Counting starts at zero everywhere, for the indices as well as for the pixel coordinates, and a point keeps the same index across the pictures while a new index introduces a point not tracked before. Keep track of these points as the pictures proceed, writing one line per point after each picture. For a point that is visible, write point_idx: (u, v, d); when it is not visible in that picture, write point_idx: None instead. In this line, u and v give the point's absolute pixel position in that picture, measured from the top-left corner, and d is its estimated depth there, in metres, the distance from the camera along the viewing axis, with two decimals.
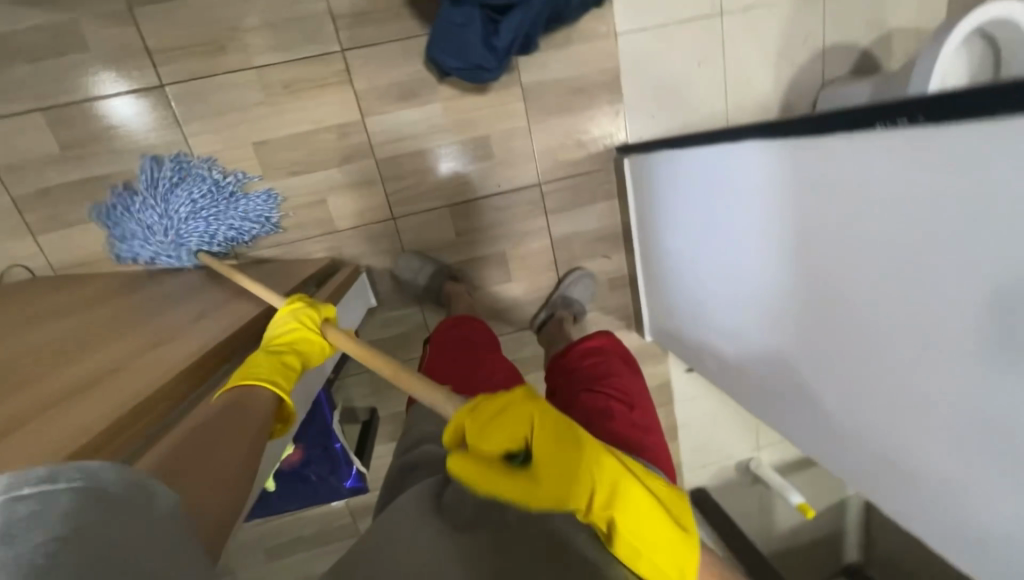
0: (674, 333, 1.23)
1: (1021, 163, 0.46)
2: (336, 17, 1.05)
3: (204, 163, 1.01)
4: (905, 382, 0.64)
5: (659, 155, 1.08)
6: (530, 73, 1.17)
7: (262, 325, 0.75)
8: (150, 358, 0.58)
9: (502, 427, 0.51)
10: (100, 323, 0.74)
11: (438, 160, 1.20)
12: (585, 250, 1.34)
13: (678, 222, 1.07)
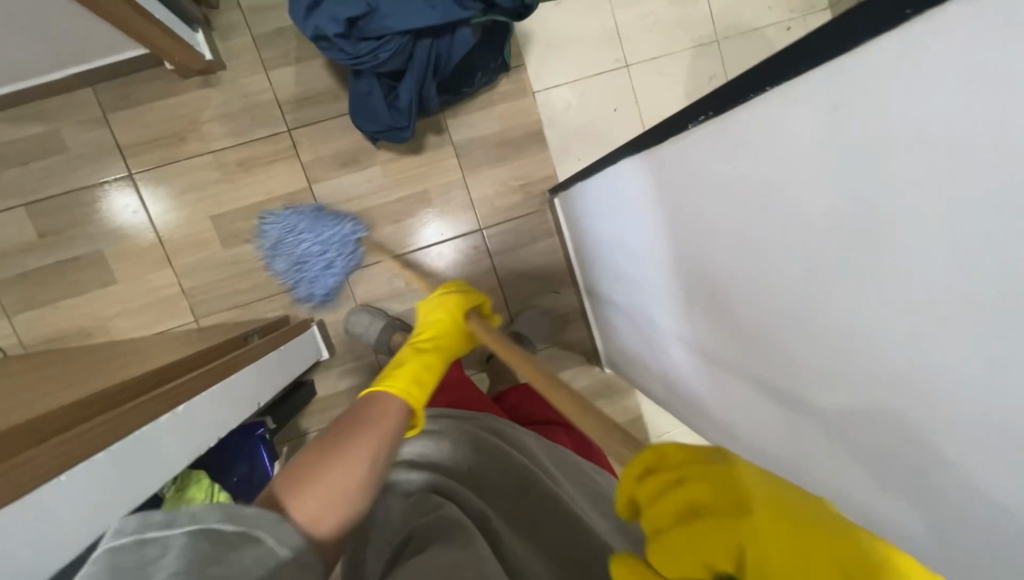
0: (630, 364, 1.19)
1: (776, 135, 0.48)
2: (282, 103, 1.21)
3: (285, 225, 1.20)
4: (761, 380, 0.62)
5: (580, 188, 1.17)
6: (460, 132, 1.30)
7: (177, 364, 0.75)
8: (49, 390, 0.58)
9: (691, 542, 0.41)
10: (35, 381, 0.78)
11: (383, 216, 1.29)
12: (533, 287, 1.39)
13: (606, 247, 1.11)
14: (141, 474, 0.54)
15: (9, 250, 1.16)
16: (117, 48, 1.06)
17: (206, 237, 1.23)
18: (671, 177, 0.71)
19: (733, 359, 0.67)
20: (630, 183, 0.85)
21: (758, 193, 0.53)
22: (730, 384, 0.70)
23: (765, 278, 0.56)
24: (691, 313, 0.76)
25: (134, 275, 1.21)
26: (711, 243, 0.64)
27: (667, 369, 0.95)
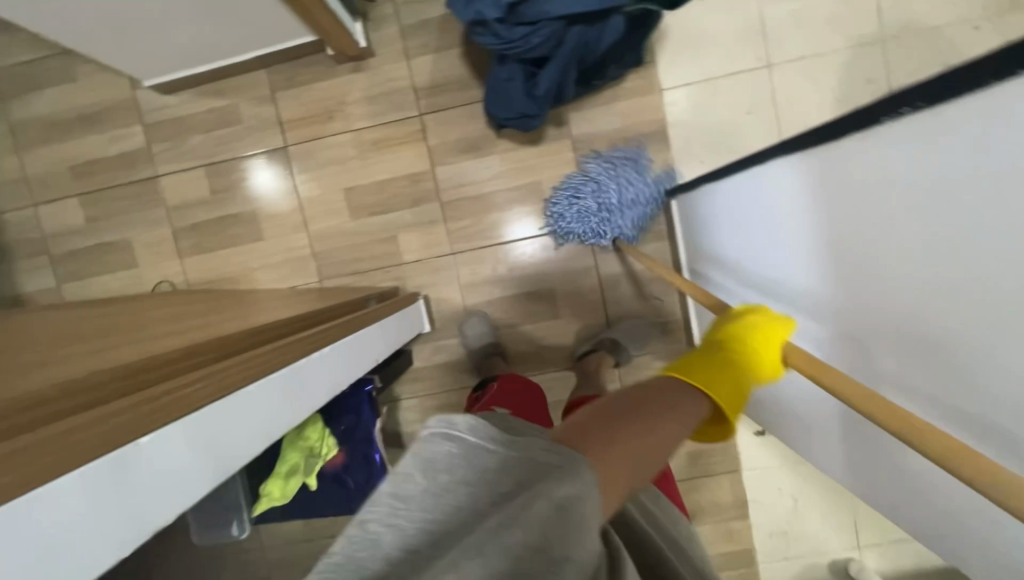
0: None
1: (985, 141, 0.41)
2: (419, 90, 1.30)
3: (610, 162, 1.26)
4: (947, 411, 0.54)
5: (705, 189, 1.12)
6: (580, 126, 1.30)
7: (285, 324, 0.73)
8: (159, 340, 0.55)
9: None
10: (194, 313, 0.89)
11: (495, 203, 1.33)
12: (635, 291, 1.34)
13: (733, 256, 1.02)
14: (287, 405, 0.60)
15: (188, 203, 1.37)
16: (291, 34, 1.20)
17: (339, 208, 1.35)
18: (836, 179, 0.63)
19: (917, 392, 0.58)
20: (779, 184, 0.77)
21: (965, 206, 0.45)
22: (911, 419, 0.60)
23: (985, 304, 0.46)
24: (855, 333, 0.67)
25: (277, 235, 1.37)
26: (890, 257, 0.56)
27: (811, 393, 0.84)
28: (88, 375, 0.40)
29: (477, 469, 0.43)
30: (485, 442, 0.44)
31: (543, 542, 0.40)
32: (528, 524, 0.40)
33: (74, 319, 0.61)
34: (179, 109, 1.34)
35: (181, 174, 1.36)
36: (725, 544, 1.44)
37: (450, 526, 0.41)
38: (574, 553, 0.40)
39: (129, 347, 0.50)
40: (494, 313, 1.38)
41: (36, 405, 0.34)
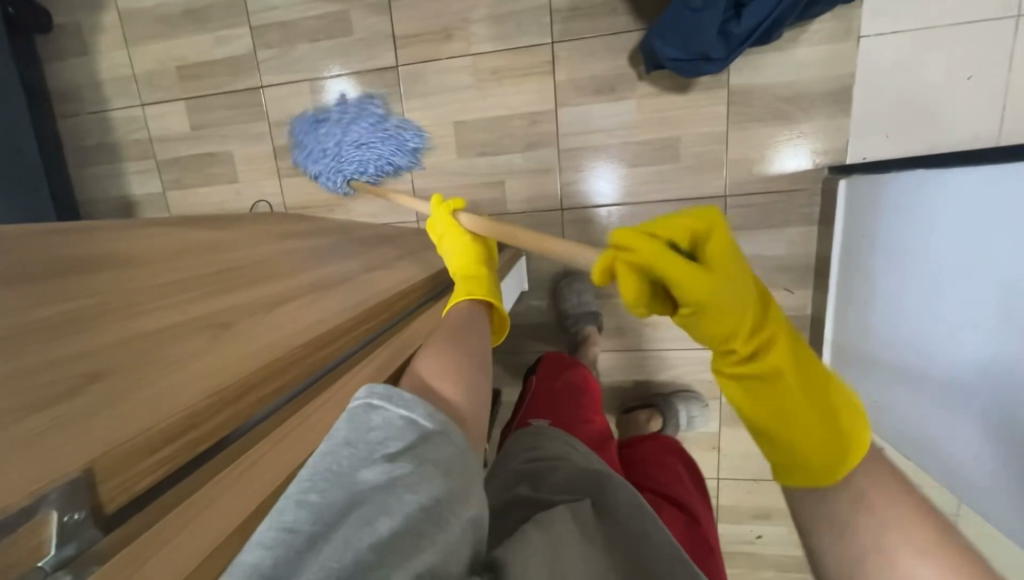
0: (866, 392, 1.01)
1: None
2: (554, 11, 1.10)
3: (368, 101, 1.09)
4: None
5: (898, 178, 0.92)
6: (741, 75, 1.08)
7: (417, 295, 0.63)
8: (299, 307, 0.49)
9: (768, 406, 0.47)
10: (318, 247, 0.83)
11: (619, 157, 1.17)
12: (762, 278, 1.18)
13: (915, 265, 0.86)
14: None
15: (290, 119, 1.29)
16: None
17: (445, 143, 1.23)
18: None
19: None
20: None
21: None
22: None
23: None
24: None
25: None
26: None
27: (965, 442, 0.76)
28: (200, 384, 0.33)
29: (364, 430, 0.39)
30: (371, 401, 0.40)
31: (432, 499, 0.36)
32: (426, 477, 0.37)
33: (207, 268, 0.56)
34: (288, 12, 1.22)
35: (285, 87, 1.27)
36: (796, 548, 1.38)
37: (329, 505, 0.34)
38: (461, 510, 0.37)
39: (282, 310, 0.47)
40: (596, 279, 1.26)
41: (191, 426, 0.31)
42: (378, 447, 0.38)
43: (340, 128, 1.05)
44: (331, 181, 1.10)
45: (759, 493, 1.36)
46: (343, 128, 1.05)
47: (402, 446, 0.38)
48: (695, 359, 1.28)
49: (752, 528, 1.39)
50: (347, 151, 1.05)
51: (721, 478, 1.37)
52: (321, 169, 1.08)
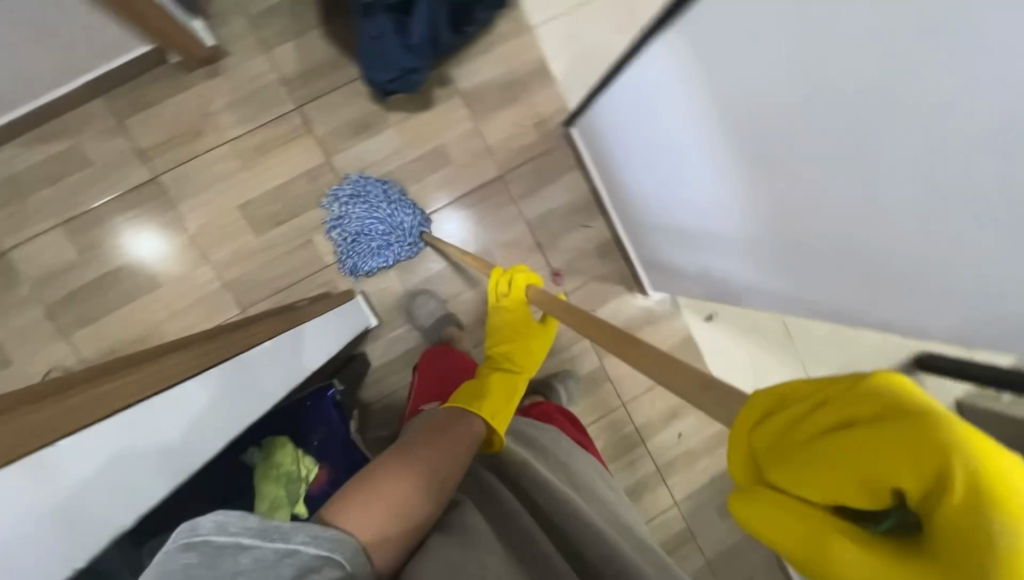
0: (667, 269, 1.24)
1: None
2: (288, 80, 1.21)
3: (356, 177, 1.25)
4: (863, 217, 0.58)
5: (590, 111, 1.19)
6: (465, 81, 1.30)
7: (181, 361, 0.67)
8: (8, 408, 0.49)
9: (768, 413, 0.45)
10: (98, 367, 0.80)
11: (405, 178, 1.30)
12: (564, 224, 1.39)
13: (631, 162, 1.11)
14: None
15: (54, 272, 1.17)
16: (121, 44, 1.06)
17: (240, 226, 1.24)
18: (731, 24, 0.63)
19: (829, 205, 0.62)
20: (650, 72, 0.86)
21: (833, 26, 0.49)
22: (864, 258, 0.63)
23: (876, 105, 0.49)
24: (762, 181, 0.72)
25: (178, 276, 1.22)
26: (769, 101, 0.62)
27: (754, 274, 0.89)
28: None
29: (231, 572, 0.50)
30: (237, 541, 0.51)
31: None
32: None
33: None
34: (7, 166, 1.14)
35: (34, 241, 1.16)
36: (710, 427, 1.56)
37: None
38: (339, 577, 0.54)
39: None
40: (439, 286, 1.35)
41: None
42: (252, 576, 0.50)
43: (357, 204, 1.24)
44: (362, 262, 1.27)
45: (660, 397, 1.53)
46: (361, 205, 1.24)
47: (280, 567, 0.51)
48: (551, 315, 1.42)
49: (671, 430, 1.55)
50: (358, 221, 1.25)
51: (627, 402, 1.51)
52: (345, 247, 1.26)
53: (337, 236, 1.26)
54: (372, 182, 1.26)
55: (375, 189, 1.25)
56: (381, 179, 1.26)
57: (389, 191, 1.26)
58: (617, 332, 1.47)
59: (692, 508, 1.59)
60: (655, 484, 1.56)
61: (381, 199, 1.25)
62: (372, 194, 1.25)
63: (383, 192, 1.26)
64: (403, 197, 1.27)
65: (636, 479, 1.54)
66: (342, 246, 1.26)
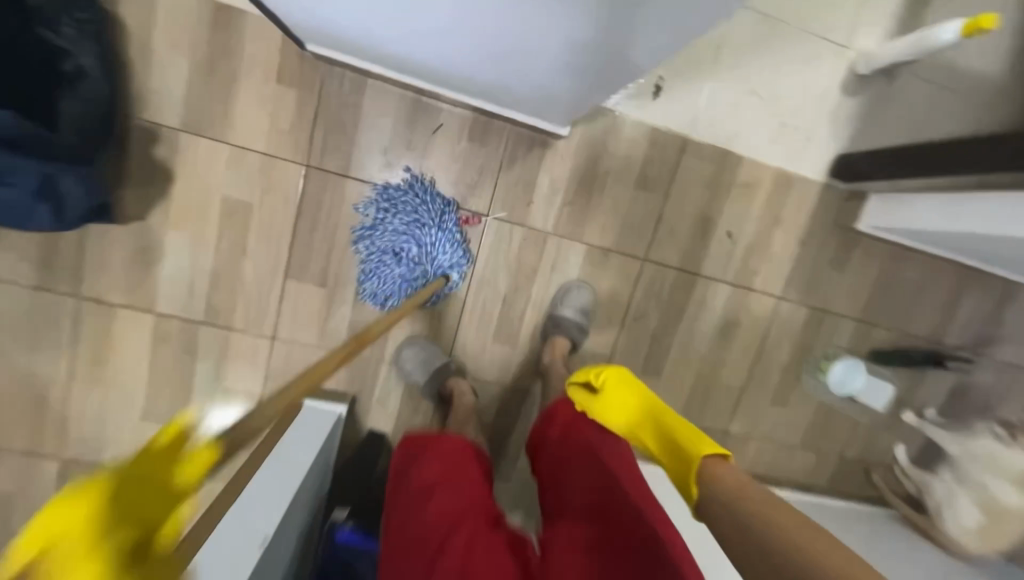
0: (546, 95, 0.86)
1: None
2: (42, 282, 0.99)
3: (406, 183, 1.04)
4: None
5: (283, 17, 0.82)
6: (171, 111, 0.95)
7: None
8: None
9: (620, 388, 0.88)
10: None
11: (231, 261, 1.03)
12: (416, 150, 1.05)
13: (365, 28, 0.73)
14: None
15: None
16: None
17: None
18: None
19: None
20: None
21: None
22: None
23: None
24: None
25: None
26: None
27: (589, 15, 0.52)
28: None
29: None
30: None
31: None
32: None
33: None
34: None
35: None
36: (753, 197, 1.20)
37: None
38: None
39: None
40: (367, 323, 1.10)
41: None
42: None
43: (396, 211, 1.03)
44: (396, 289, 1.06)
45: (676, 218, 1.18)
46: (397, 215, 1.03)
47: None
48: (496, 246, 1.12)
49: (717, 238, 1.21)
50: (393, 235, 1.03)
51: (646, 255, 1.19)
52: (371, 263, 1.05)
53: (367, 262, 1.05)
54: (421, 192, 1.04)
55: (420, 198, 1.04)
56: (426, 185, 1.05)
57: (439, 207, 1.05)
58: (573, 202, 1.13)
59: (801, 287, 1.29)
60: (743, 299, 1.26)
61: (422, 215, 1.04)
62: (412, 203, 1.04)
63: (434, 206, 1.05)
64: (440, 207, 1.05)
65: (721, 311, 1.26)
66: (366, 265, 1.05)
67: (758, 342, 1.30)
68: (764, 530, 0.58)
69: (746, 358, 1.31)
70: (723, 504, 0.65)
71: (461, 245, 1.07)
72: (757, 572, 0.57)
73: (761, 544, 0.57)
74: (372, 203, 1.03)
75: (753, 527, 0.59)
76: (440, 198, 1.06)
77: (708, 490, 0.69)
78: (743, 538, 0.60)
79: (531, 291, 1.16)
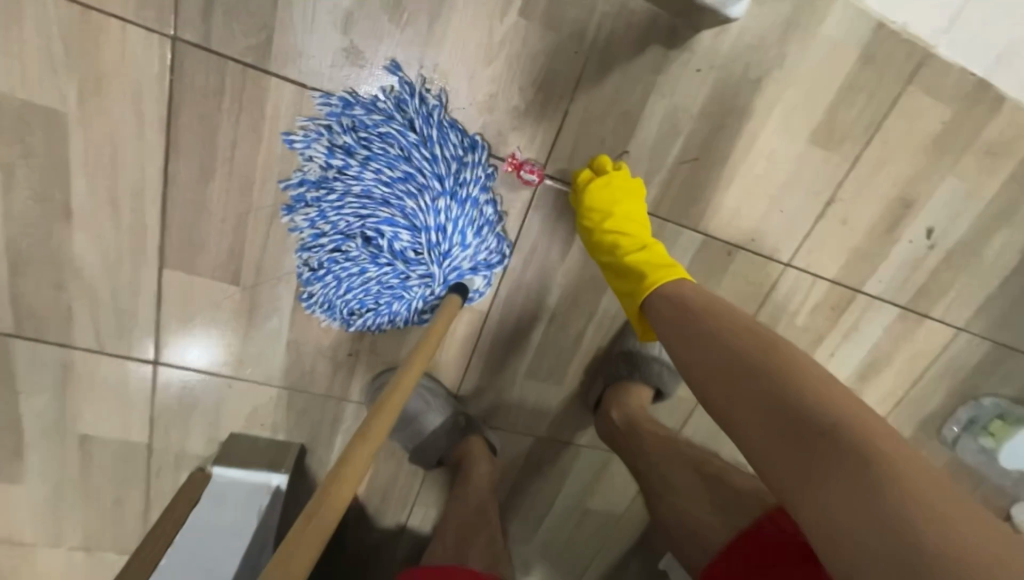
0: None
1: None
2: None
3: (394, 100, 0.52)
4: None
5: None
6: None
7: None
8: None
9: (613, 196, 0.56)
10: None
11: (47, 233, 0.53)
12: (410, 24, 0.51)
13: None
14: None
15: None
16: None
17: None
18: None
19: None
20: None
21: None
22: None
23: None
24: None
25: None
26: None
27: None
28: None
29: None
30: None
31: None
32: None
33: None
34: None
35: None
36: (990, 173, 0.70)
37: None
38: None
39: None
40: (324, 345, 0.65)
41: None
42: None
43: (369, 156, 0.52)
44: (370, 302, 0.60)
45: (857, 202, 0.69)
46: (367, 165, 0.52)
47: None
48: (551, 231, 0.63)
49: (907, 236, 0.73)
50: (364, 207, 0.53)
51: (794, 258, 0.71)
52: (325, 256, 0.56)
53: (318, 252, 0.56)
54: (421, 119, 0.52)
55: (422, 135, 0.52)
56: (431, 107, 0.53)
57: (455, 153, 0.54)
58: (698, 159, 0.62)
59: (999, 316, 0.84)
60: (911, 331, 0.82)
61: (422, 168, 0.53)
62: (404, 139, 0.52)
63: (448, 151, 0.53)
64: (454, 155, 0.54)
65: (873, 344, 0.82)
66: (313, 257, 0.57)
67: (908, 388, 0.89)
68: (752, 369, 0.45)
69: (882, 407, 0.90)
70: (700, 335, 0.50)
71: (491, 231, 0.59)
72: (728, 398, 0.46)
73: (745, 386, 0.45)
74: (320, 141, 0.52)
75: (731, 369, 0.47)
76: (458, 134, 0.54)
77: (666, 301, 0.54)
78: (714, 374, 0.48)
79: (597, 306, 0.70)
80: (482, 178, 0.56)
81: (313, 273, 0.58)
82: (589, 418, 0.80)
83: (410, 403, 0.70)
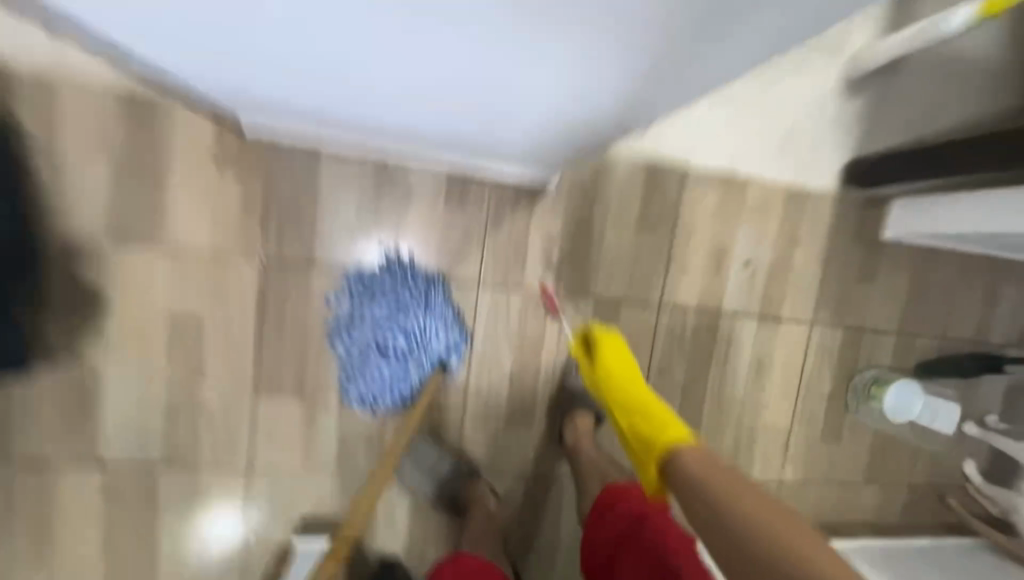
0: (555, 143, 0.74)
1: None
2: None
3: (386, 263, 0.92)
4: None
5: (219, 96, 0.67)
6: (98, 230, 0.83)
7: None
8: None
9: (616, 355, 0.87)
10: None
11: (186, 388, 0.88)
12: (386, 225, 0.92)
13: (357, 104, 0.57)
14: None
15: None
16: None
17: None
18: None
19: None
20: None
21: None
22: None
23: None
24: None
25: None
26: None
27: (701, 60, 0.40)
28: None
29: None
30: None
31: None
32: None
33: None
34: None
35: None
36: (764, 221, 1.10)
37: None
38: None
39: None
40: (360, 429, 0.95)
41: None
42: None
43: (376, 296, 0.91)
44: (387, 388, 0.93)
45: (687, 257, 1.07)
46: (376, 302, 0.90)
47: None
48: (494, 319, 0.98)
49: (733, 269, 1.09)
50: (376, 326, 0.91)
51: (661, 300, 1.07)
52: (355, 363, 0.91)
53: (351, 359, 0.91)
54: (403, 270, 0.93)
55: (404, 279, 0.92)
56: (407, 262, 0.93)
57: (425, 284, 0.93)
58: (571, 256, 1.01)
59: (833, 307, 1.16)
60: (773, 332, 1.14)
61: (407, 297, 0.92)
62: (395, 283, 0.92)
63: (420, 284, 0.93)
64: (425, 286, 0.93)
65: (751, 347, 1.13)
66: (348, 366, 0.91)
67: (797, 374, 1.17)
68: (776, 536, 0.50)
69: (787, 395, 1.17)
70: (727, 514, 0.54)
71: (456, 325, 0.95)
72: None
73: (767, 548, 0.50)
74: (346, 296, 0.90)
75: (725, 500, 0.55)
76: (425, 273, 0.94)
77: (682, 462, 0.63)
78: (710, 496, 0.56)
79: (539, 363, 1.02)
80: (444, 294, 0.94)
81: (349, 375, 0.92)
82: (561, 449, 1.05)
83: (425, 461, 0.98)
